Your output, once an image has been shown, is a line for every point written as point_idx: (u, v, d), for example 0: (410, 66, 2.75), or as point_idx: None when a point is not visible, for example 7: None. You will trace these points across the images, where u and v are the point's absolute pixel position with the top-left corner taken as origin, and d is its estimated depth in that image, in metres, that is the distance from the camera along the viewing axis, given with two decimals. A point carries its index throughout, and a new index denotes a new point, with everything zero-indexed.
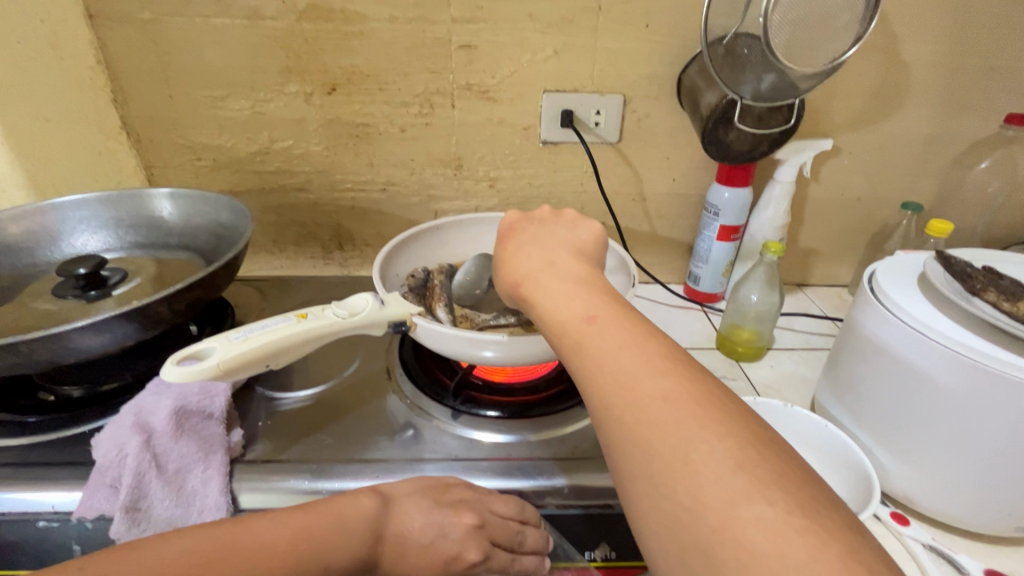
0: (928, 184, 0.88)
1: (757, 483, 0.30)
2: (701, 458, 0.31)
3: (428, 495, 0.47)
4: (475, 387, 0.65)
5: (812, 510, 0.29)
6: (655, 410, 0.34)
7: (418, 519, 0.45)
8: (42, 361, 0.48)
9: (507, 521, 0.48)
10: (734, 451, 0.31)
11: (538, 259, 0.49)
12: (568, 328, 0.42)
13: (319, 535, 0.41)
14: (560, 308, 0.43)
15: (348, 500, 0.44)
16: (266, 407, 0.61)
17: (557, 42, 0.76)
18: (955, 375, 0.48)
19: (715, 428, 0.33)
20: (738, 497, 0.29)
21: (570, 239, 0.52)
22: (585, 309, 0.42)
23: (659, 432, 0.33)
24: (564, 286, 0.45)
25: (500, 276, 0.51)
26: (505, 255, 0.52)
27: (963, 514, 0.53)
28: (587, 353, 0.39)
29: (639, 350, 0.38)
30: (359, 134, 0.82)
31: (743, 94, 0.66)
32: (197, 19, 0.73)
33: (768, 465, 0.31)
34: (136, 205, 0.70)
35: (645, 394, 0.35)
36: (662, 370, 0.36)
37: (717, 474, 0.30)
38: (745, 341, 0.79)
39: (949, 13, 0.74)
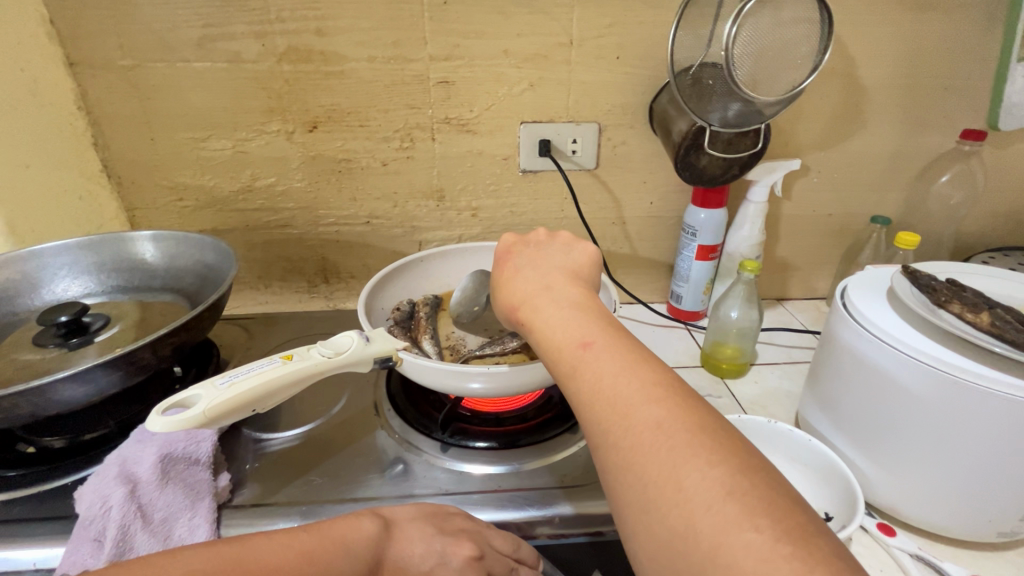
0: (894, 197, 0.91)
1: (746, 510, 0.30)
2: (693, 485, 0.32)
3: (428, 521, 0.47)
4: (464, 419, 0.65)
5: (798, 537, 0.29)
6: (648, 437, 0.35)
7: (420, 545, 0.44)
8: (24, 413, 0.47)
9: (500, 556, 0.47)
10: (725, 478, 0.32)
11: (533, 283, 0.50)
12: (564, 353, 0.42)
13: (322, 558, 0.39)
14: (556, 334, 0.44)
15: (347, 523, 0.43)
16: (254, 450, 0.61)
17: (532, 76, 0.79)
18: (930, 385, 0.50)
19: (706, 454, 0.33)
20: (728, 523, 0.30)
21: (565, 262, 0.53)
22: (580, 335, 0.43)
23: (652, 459, 0.34)
24: (559, 310, 0.46)
25: (497, 301, 0.53)
26: (501, 280, 0.53)
27: (947, 523, 0.54)
28: (584, 378, 0.40)
29: (634, 376, 0.39)
30: (341, 169, 0.83)
31: (712, 122, 0.69)
32: (178, 64, 0.74)
33: (757, 491, 0.31)
34: (118, 248, 0.70)
35: (638, 420, 0.36)
36: (655, 397, 0.37)
37: (708, 500, 0.31)
38: (728, 357, 0.80)
39: (902, 39, 0.79)
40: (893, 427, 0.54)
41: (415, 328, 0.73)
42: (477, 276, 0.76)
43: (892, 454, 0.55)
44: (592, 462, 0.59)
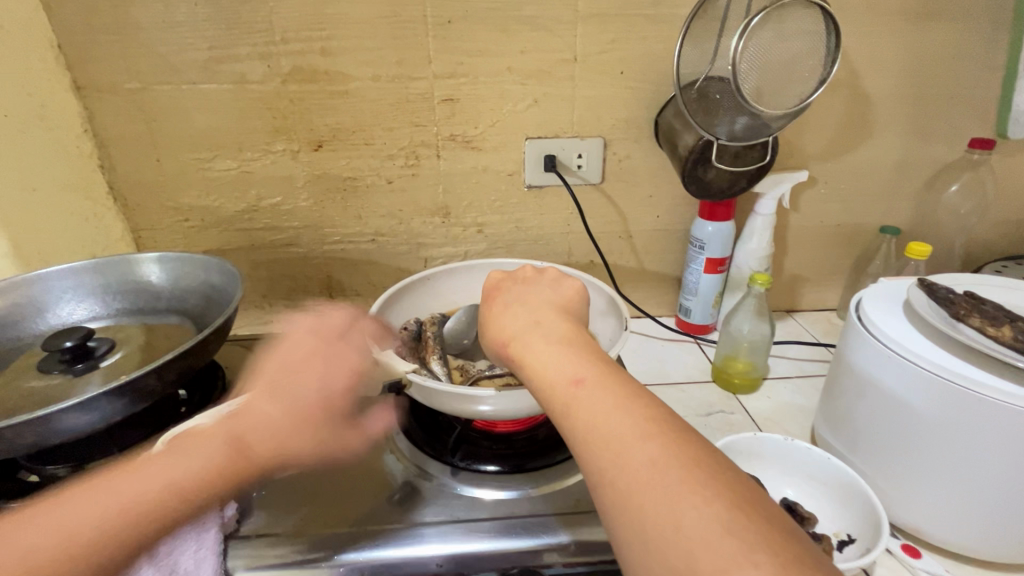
0: (902, 207, 0.90)
1: (744, 546, 0.29)
2: (690, 522, 0.31)
3: (256, 409, 0.50)
4: (473, 441, 0.64)
5: (796, 570, 0.28)
6: (644, 474, 0.34)
7: (262, 411, 0.50)
8: (28, 443, 0.47)
9: (336, 429, 0.55)
10: (722, 515, 0.31)
11: (522, 319, 0.49)
12: (557, 390, 0.41)
13: (171, 465, 0.45)
14: (547, 371, 0.43)
15: (203, 445, 0.47)
16: (262, 476, 0.60)
17: (537, 92, 0.79)
18: (952, 402, 0.48)
19: (702, 490, 0.32)
20: (728, 562, 0.29)
21: (554, 297, 0.52)
22: (571, 371, 0.42)
23: (649, 497, 0.33)
24: (550, 346, 0.45)
25: (485, 336, 0.51)
26: (490, 315, 0.52)
27: (973, 545, 0.52)
28: (577, 416, 0.39)
29: (625, 411, 0.38)
30: (346, 187, 0.83)
31: (719, 135, 0.69)
32: (184, 86, 0.75)
33: (756, 527, 0.30)
34: (123, 270, 0.70)
35: (633, 458, 0.35)
36: (647, 432, 0.36)
37: (706, 539, 0.30)
38: (740, 372, 0.79)
39: (907, 49, 0.78)
40: (911, 446, 0.52)
41: (422, 349, 0.72)
42: (471, 308, 0.76)
43: (911, 473, 0.53)
44: None
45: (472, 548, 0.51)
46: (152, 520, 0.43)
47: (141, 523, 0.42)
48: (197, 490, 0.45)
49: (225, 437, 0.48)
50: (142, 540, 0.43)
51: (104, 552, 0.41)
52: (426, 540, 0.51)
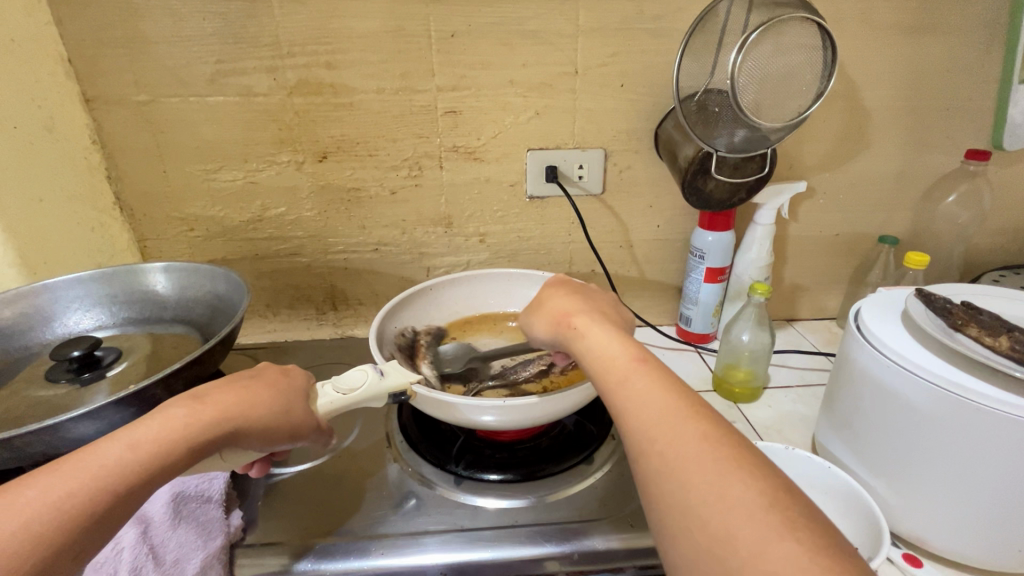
0: (900, 217, 0.91)
1: (787, 522, 0.30)
2: (738, 494, 0.32)
3: (225, 385, 0.46)
4: (476, 450, 0.64)
5: (832, 551, 0.29)
6: (694, 447, 0.35)
7: (236, 396, 0.45)
8: (37, 453, 0.47)
9: (311, 413, 0.50)
10: (766, 492, 0.32)
11: (588, 306, 0.51)
12: (617, 364, 0.43)
13: (142, 446, 0.39)
14: (610, 347, 0.44)
15: (158, 411, 0.41)
16: (265, 485, 0.60)
17: (538, 105, 0.80)
18: (954, 414, 0.48)
19: (748, 468, 0.34)
20: (770, 531, 0.30)
21: (612, 301, 0.55)
22: (634, 351, 0.44)
23: (696, 468, 0.34)
24: (612, 330, 0.47)
25: (539, 318, 0.53)
26: (549, 300, 0.54)
27: (974, 553, 0.52)
28: (635, 388, 0.40)
29: (679, 394, 0.39)
30: (350, 198, 0.84)
31: (718, 147, 0.70)
32: (192, 98, 0.76)
33: (798, 509, 0.32)
34: (129, 280, 0.71)
35: (683, 432, 0.36)
36: (696, 415, 0.37)
37: (751, 510, 0.31)
38: (741, 381, 0.79)
39: (902, 63, 0.80)
40: (916, 453, 0.52)
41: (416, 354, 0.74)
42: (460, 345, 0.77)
43: (915, 480, 0.53)
44: (609, 495, 0.58)
45: (472, 557, 0.51)
46: (107, 490, 0.36)
47: (94, 493, 0.36)
48: (164, 476, 0.39)
49: (186, 405, 0.42)
50: (96, 513, 0.36)
51: (52, 532, 0.34)
52: (429, 549, 0.52)
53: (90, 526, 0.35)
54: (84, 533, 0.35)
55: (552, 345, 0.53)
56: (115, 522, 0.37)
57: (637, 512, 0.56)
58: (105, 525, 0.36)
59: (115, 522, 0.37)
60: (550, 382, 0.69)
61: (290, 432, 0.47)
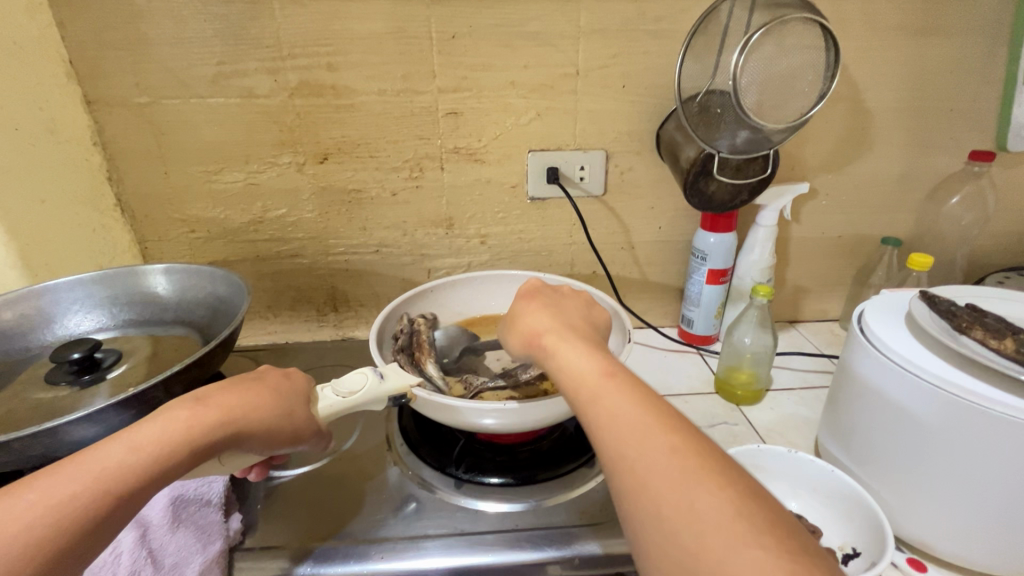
0: (903, 218, 0.91)
1: (754, 532, 0.30)
2: (704, 507, 0.32)
3: (226, 387, 0.45)
4: (477, 453, 0.64)
5: (801, 558, 0.29)
6: (662, 461, 0.35)
7: (238, 399, 0.45)
8: (36, 456, 0.47)
9: (312, 417, 0.50)
10: (733, 501, 0.32)
11: (556, 319, 0.48)
12: (585, 381, 0.41)
13: (144, 448, 0.38)
14: (577, 364, 0.42)
15: (159, 412, 0.41)
16: (265, 487, 0.60)
17: (539, 106, 0.80)
18: (961, 419, 0.48)
19: (717, 477, 0.33)
20: (737, 543, 0.30)
21: (582, 309, 0.52)
22: (603, 365, 0.42)
23: (665, 483, 0.34)
24: (583, 343, 0.45)
25: (511, 332, 0.50)
26: (518, 312, 0.51)
27: (979, 559, 0.52)
28: (602, 403, 0.39)
29: (647, 405, 0.38)
30: (351, 199, 0.84)
31: (720, 148, 0.70)
32: (193, 100, 0.76)
33: (766, 516, 0.31)
34: (130, 282, 0.71)
35: (651, 445, 0.36)
36: (663, 425, 0.37)
37: (717, 522, 0.31)
38: (743, 383, 0.79)
39: (905, 63, 0.79)
40: (920, 456, 0.52)
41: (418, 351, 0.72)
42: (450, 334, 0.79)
43: (919, 485, 0.53)
44: (610, 499, 0.58)
45: (473, 562, 0.51)
46: (109, 494, 0.36)
47: (96, 496, 0.36)
48: (165, 479, 0.39)
49: (188, 406, 0.42)
50: (96, 518, 0.36)
51: (53, 537, 0.34)
52: (429, 553, 0.51)
53: (89, 531, 0.35)
54: (84, 537, 0.35)
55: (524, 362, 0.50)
56: (114, 525, 0.36)
57: None
58: (104, 529, 0.36)
59: (116, 525, 0.37)
60: (552, 385, 0.68)
61: (290, 436, 0.47)
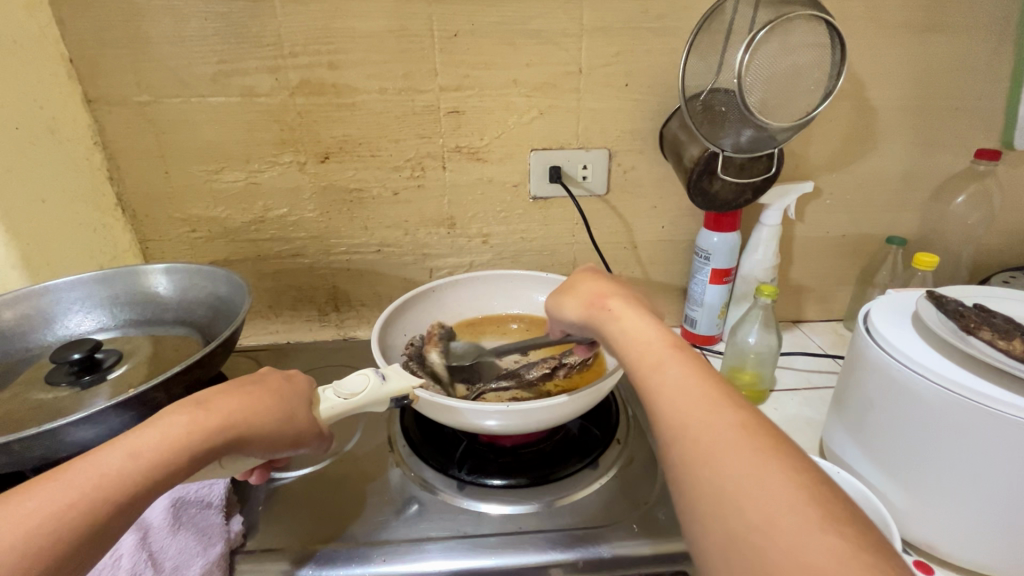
0: (908, 218, 0.90)
1: (828, 515, 0.30)
2: (775, 484, 0.31)
3: (227, 391, 0.45)
4: (479, 454, 0.63)
5: (875, 547, 0.29)
6: (729, 434, 0.35)
7: (238, 402, 0.44)
8: (35, 457, 0.47)
9: (314, 420, 0.49)
10: (805, 484, 0.32)
11: (621, 291, 0.52)
12: (653, 347, 0.43)
13: (144, 454, 0.38)
14: (645, 331, 0.45)
15: (159, 418, 0.41)
16: (266, 489, 0.60)
17: (542, 104, 0.79)
18: (968, 421, 0.47)
19: (787, 459, 0.33)
20: (811, 523, 0.29)
21: (640, 292, 0.56)
22: (668, 337, 0.44)
23: (732, 457, 0.34)
24: (646, 317, 0.47)
25: (569, 301, 0.53)
26: (580, 284, 0.55)
27: (987, 562, 0.51)
28: (669, 371, 0.41)
29: (713, 383, 0.39)
30: (352, 199, 0.83)
31: (725, 147, 0.69)
32: (194, 99, 0.75)
33: (837, 503, 0.31)
34: (131, 282, 0.71)
35: (718, 419, 0.36)
36: (730, 404, 0.37)
37: (790, 501, 0.31)
38: (747, 384, 0.78)
39: (911, 61, 0.79)
40: (928, 457, 0.51)
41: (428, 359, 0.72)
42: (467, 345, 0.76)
43: (928, 484, 0.52)
44: (613, 501, 0.57)
45: (476, 564, 0.51)
46: (108, 500, 0.36)
47: (95, 503, 0.35)
48: (165, 485, 0.38)
49: (188, 410, 0.42)
50: (97, 524, 0.35)
51: (55, 545, 0.34)
52: (431, 555, 0.51)
53: (92, 538, 0.35)
54: (83, 546, 0.35)
55: (579, 328, 0.53)
56: (115, 532, 0.36)
57: (643, 518, 0.55)
58: (103, 537, 0.35)
59: (116, 532, 0.36)
60: (556, 386, 0.68)
61: (291, 440, 0.47)
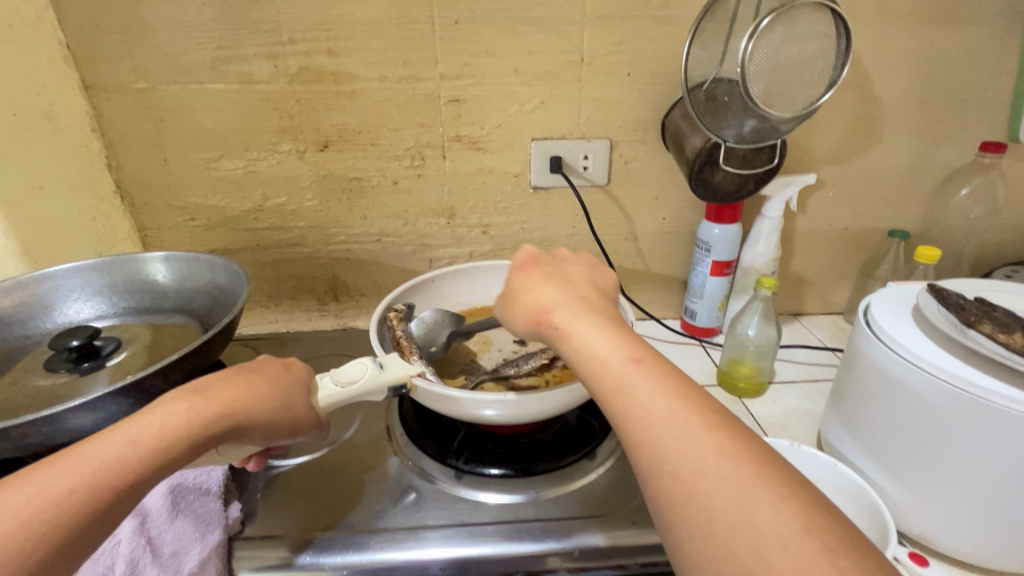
0: (911, 210, 0.89)
1: (824, 549, 0.29)
2: (767, 520, 0.30)
3: (225, 379, 0.45)
4: (478, 444, 0.64)
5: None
6: (713, 465, 0.33)
7: (237, 390, 0.44)
8: (35, 443, 0.47)
9: (312, 409, 0.50)
10: (798, 514, 0.30)
11: (564, 293, 0.47)
12: (609, 369, 0.40)
13: (143, 442, 0.38)
14: (600, 349, 0.41)
15: (158, 404, 0.40)
16: (265, 476, 0.60)
17: (543, 94, 0.78)
18: (969, 413, 0.47)
19: (776, 485, 0.32)
20: (807, 563, 0.28)
21: (590, 279, 0.50)
22: (626, 352, 0.40)
23: (719, 490, 0.32)
24: (599, 325, 0.43)
25: (513, 311, 0.49)
26: (522, 286, 0.49)
27: (983, 554, 0.51)
28: (636, 399, 0.37)
29: (688, 400, 0.37)
30: (352, 188, 0.83)
31: (727, 138, 0.68)
32: (192, 86, 0.75)
33: (832, 529, 0.30)
34: (130, 269, 0.70)
35: (699, 447, 0.34)
36: (711, 425, 0.35)
37: (785, 539, 0.29)
38: (746, 376, 0.78)
39: (917, 52, 0.78)
40: (927, 450, 0.51)
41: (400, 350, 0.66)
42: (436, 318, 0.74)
43: (927, 479, 0.52)
44: (611, 491, 0.58)
45: (473, 552, 0.51)
46: (107, 488, 0.36)
47: (95, 490, 0.35)
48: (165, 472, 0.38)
49: (187, 397, 0.42)
50: (97, 510, 0.35)
51: (54, 531, 0.34)
52: (429, 543, 0.51)
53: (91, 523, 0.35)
54: (81, 533, 0.35)
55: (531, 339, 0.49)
56: (115, 517, 0.36)
57: (639, 509, 0.55)
58: (102, 523, 0.35)
59: (115, 519, 0.36)
60: (553, 376, 0.68)
61: (290, 428, 0.47)
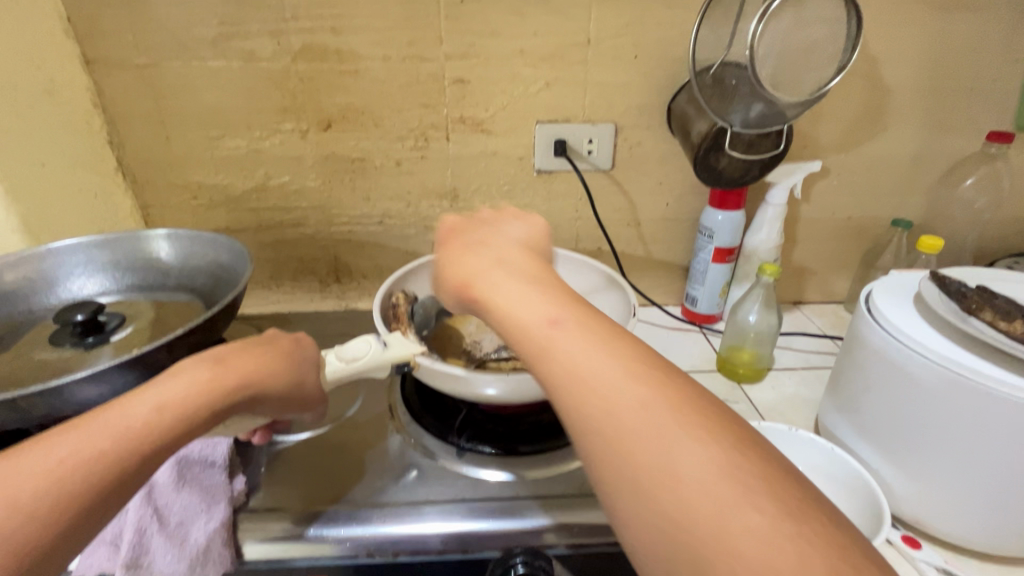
0: (915, 199, 0.89)
1: (746, 491, 0.28)
2: (690, 468, 0.29)
3: (241, 350, 0.45)
4: (478, 423, 0.64)
5: (799, 513, 0.28)
6: (636, 417, 0.32)
7: (254, 360, 0.45)
8: (42, 414, 0.47)
9: (318, 386, 0.51)
10: (720, 458, 0.30)
11: (486, 257, 0.45)
12: (531, 332, 0.38)
13: (170, 407, 0.38)
14: (522, 312, 0.39)
15: (181, 372, 0.41)
16: (268, 452, 0.61)
17: (549, 76, 0.78)
18: (965, 398, 0.48)
19: (699, 432, 0.31)
20: (727, 506, 0.28)
21: (517, 238, 0.48)
22: (546, 311, 0.38)
23: (645, 443, 0.31)
24: (519, 286, 0.41)
25: (443, 282, 0.47)
26: (448, 256, 0.47)
27: (976, 537, 0.52)
28: (557, 359, 0.36)
29: (612, 353, 0.35)
30: (355, 168, 0.82)
31: (733, 123, 0.68)
32: (194, 62, 0.74)
33: (759, 471, 0.29)
34: (133, 246, 0.70)
35: (621, 402, 0.33)
36: (635, 377, 0.34)
37: (706, 485, 0.28)
38: (746, 362, 0.78)
39: (927, 39, 0.77)
40: (922, 436, 0.52)
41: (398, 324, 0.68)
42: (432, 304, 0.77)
43: (922, 463, 0.53)
44: None
45: (473, 527, 0.52)
46: (137, 450, 0.36)
47: (127, 452, 0.36)
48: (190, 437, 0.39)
49: (207, 366, 0.42)
50: (129, 471, 0.36)
51: (88, 491, 0.34)
52: (429, 519, 0.52)
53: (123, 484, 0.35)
54: (113, 493, 0.35)
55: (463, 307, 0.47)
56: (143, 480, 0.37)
57: None
58: (131, 485, 0.36)
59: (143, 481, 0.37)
60: None
61: (299, 401, 0.49)
